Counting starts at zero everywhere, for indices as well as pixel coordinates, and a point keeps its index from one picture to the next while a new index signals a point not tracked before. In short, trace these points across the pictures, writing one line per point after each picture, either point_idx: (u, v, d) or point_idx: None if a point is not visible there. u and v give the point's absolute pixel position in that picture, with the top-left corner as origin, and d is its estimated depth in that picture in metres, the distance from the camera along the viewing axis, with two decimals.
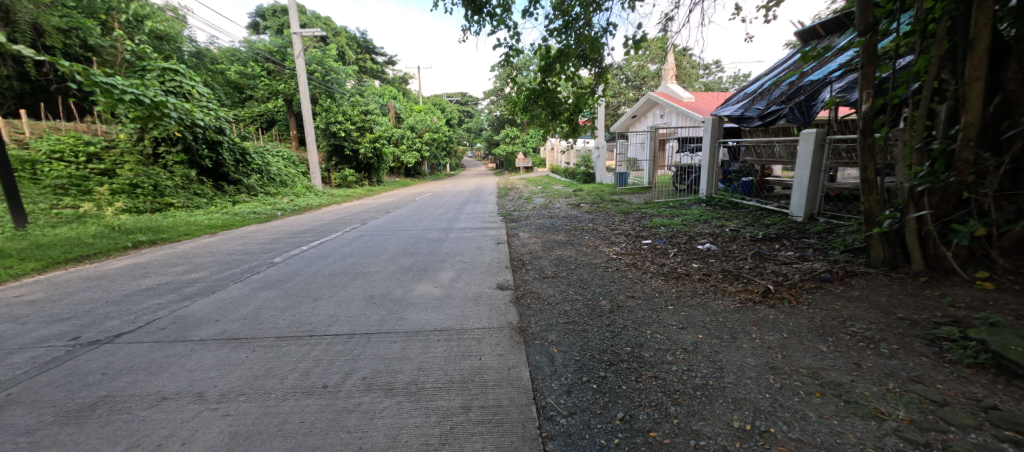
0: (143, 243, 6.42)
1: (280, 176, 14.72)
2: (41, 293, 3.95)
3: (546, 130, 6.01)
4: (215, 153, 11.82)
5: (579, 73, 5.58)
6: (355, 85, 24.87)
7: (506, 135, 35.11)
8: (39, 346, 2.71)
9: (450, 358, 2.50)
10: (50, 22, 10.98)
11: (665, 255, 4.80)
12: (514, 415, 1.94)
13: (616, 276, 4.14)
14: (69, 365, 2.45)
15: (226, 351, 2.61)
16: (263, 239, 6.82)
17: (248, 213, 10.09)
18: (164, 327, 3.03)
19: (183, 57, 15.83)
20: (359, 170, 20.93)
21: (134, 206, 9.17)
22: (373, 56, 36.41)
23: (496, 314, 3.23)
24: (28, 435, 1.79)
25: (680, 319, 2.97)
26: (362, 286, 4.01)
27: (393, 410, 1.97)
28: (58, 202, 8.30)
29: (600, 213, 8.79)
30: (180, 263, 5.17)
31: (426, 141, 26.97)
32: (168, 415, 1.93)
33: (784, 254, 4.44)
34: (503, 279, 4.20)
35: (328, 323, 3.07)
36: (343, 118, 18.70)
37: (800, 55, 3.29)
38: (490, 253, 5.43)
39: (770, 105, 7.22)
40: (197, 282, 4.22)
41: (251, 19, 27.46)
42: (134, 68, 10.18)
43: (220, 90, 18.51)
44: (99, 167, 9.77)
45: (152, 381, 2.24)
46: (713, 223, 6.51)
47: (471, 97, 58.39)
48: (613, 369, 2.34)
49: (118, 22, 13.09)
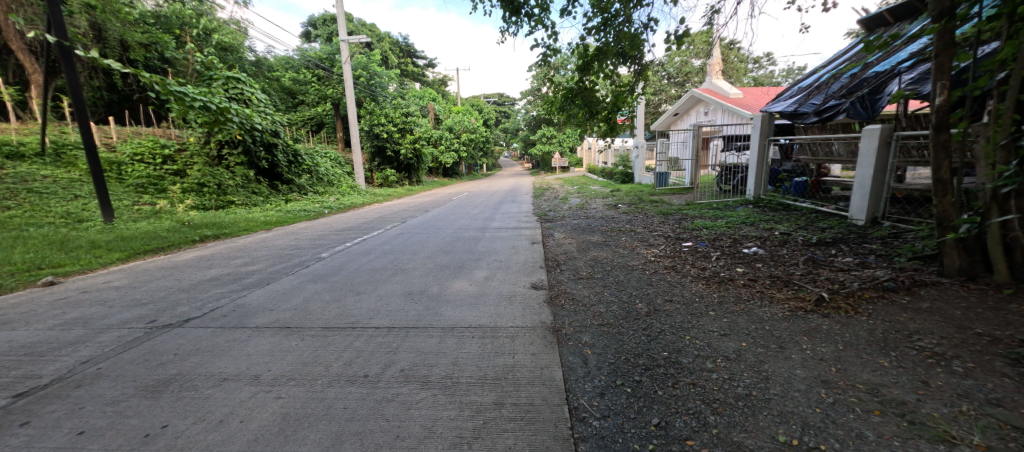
0: (208, 237, 6.99)
1: (327, 176, 15.53)
2: (124, 280, 4.44)
3: (582, 130, 6.00)
4: (271, 155, 12.67)
5: (617, 71, 5.47)
6: (398, 88, 25.79)
7: (543, 135, 35.31)
8: (124, 327, 3.05)
9: (485, 355, 2.55)
10: (134, 38, 12.44)
11: (706, 259, 4.62)
12: (546, 414, 1.95)
13: (654, 279, 4.03)
14: (148, 345, 2.74)
15: (279, 339, 2.80)
16: (311, 235, 7.25)
17: (298, 211, 10.73)
18: (225, 314, 3.30)
19: (244, 66, 17.12)
20: (399, 171, 21.64)
21: (201, 203, 9.99)
22: (415, 60, 37.59)
23: (530, 313, 3.25)
24: (113, 406, 2.01)
25: (722, 326, 2.84)
26: (401, 282, 4.16)
27: (428, 402, 2.04)
28: (139, 199, 9.21)
29: (638, 214, 8.55)
30: (239, 255, 5.61)
31: (463, 142, 27.51)
32: (229, 394, 2.11)
33: (840, 260, 4.13)
34: (537, 279, 4.20)
35: (369, 316, 3.22)
36: (385, 120, 19.54)
37: (863, 45, 2.97)
38: (525, 253, 5.41)
39: (829, 100, 6.75)
40: (254, 274, 4.55)
41: (304, 29, 29.32)
42: (203, 77, 11.17)
43: (275, 95, 19.93)
44: (172, 168, 10.79)
45: (215, 363, 2.46)
46: (761, 226, 6.18)
47: (508, 98, 58.85)
48: (648, 373, 2.29)
49: (190, 36, 14.29)
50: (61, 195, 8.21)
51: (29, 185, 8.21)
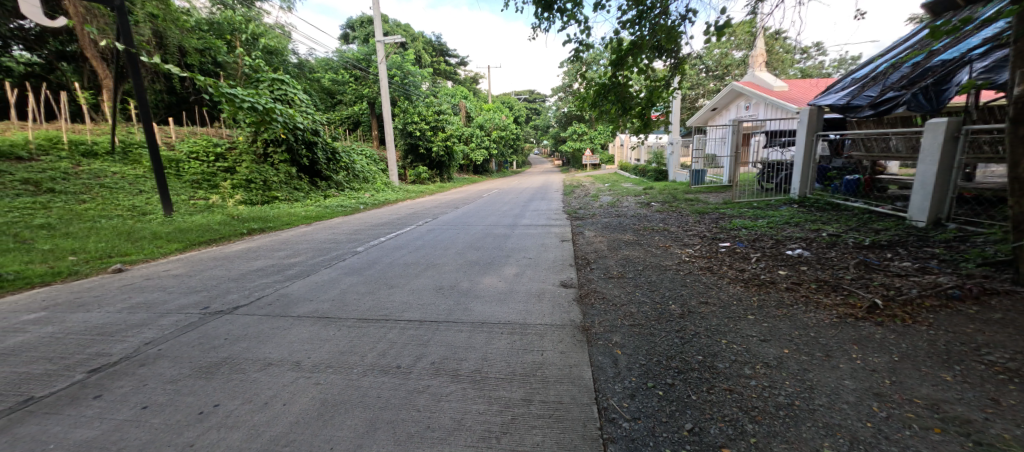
0: (255, 230, 7.42)
1: (363, 173, 16.06)
2: (182, 269, 4.79)
3: (615, 126, 5.94)
4: (312, 153, 13.23)
5: (652, 65, 5.30)
6: (431, 87, 26.26)
7: (574, 132, 35.02)
8: (181, 312, 3.30)
9: (513, 351, 2.56)
10: (190, 44, 13.37)
11: (745, 260, 4.42)
12: (575, 413, 1.94)
13: (688, 280, 3.91)
14: (202, 329, 2.95)
15: (318, 328, 2.94)
16: (348, 230, 7.54)
17: (336, 207, 11.17)
18: (269, 303, 3.50)
19: (288, 68, 17.97)
20: (432, 168, 22.06)
21: (249, 199, 10.60)
22: (446, 58, 38.10)
23: (559, 311, 3.23)
24: (172, 384, 2.19)
25: (762, 331, 2.72)
26: (433, 277, 4.25)
27: (458, 395, 2.08)
28: (194, 194, 9.90)
29: (672, 213, 8.31)
30: (282, 248, 5.92)
31: (494, 139, 27.67)
32: (273, 378, 2.24)
33: (896, 265, 3.84)
34: (567, 277, 4.17)
35: (402, 309, 3.31)
36: (418, 118, 19.94)
37: (929, 31, 2.74)
38: (555, 251, 5.39)
39: (886, 91, 6.27)
40: (295, 266, 4.79)
41: (342, 31, 30.42)
42: (251, 80, 11.86)
43: (315, 95, 20.81)
44: (223, 165, 11.51)
45: (261, 348, 2.61)
46: (807, 227, 5.84)
47: (538, 95, 58.62)
48: (681, 377, 2.22)
49: (240, 40, 15.16)
50: (128, 190, 8.97)
51: (102, 180, 9.02)
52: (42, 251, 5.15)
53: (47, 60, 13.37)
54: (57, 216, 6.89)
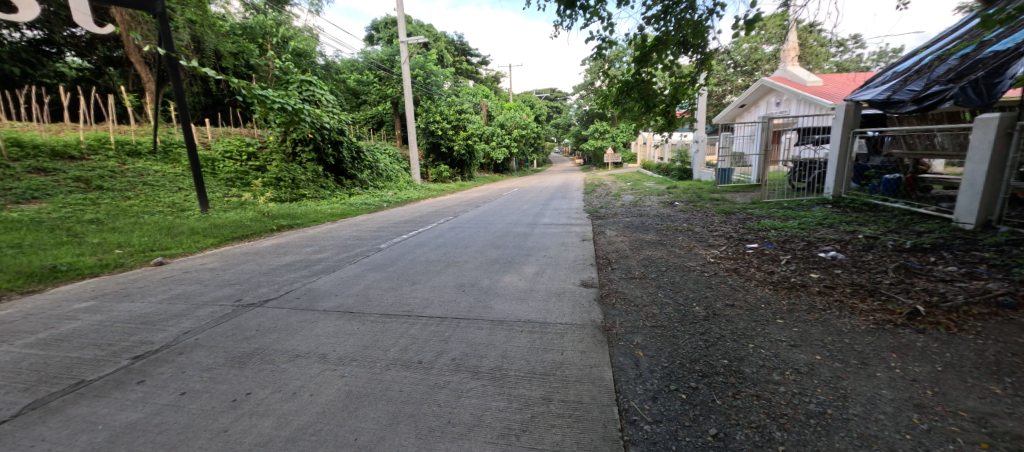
0: (284, 227, 7.68)
1: (386, 172, 16.36)
2: (216, 263, 5.01)
3: (638, 123, 5.87)
4: (338, 152, 13.58)
5: (677, 61, 5.18)
6: (453, 86, 26.48)
7: (595, 130, 34.68)
8: (215, 304, 3.45)
9: (533, 349, 2.56)
10: (225, 48, 13.94)
11: (774, 262, 4.27)
12: (595, 413, 1.92)
13: (713, 282, 3.81)
14: (235, 320, 3.08)
15: (343, 322, 3.02)
16: (372, 227, 7.71)
17: (360, 204, 11.43)
18: (297, 297, 3.62)
19: (315, 70, 18.49)
20: (453, 166, 22.27)
21: (278, 196, 10.98)
22: (468, 58, 38.32)
23: (579, 311, 3.21)
24: (207, 372, 2.29)
25: (792, 336, 2.62)
26: (454, 274, 4.30)
27: (478, 392, 2.10)
28: (228, 192, 10.33)
29: (697, 212, 8.11)
30: (309, 244, 6.11)
31: (514, 138, 27.69)
32: (300, 370, 2.32)
33: (940, 269, 3.62)
34: (588, 277, 4.14)
35: (423, 305, 3.36)
36: (440, 118, 20.15)
37: (979, 21, 2.57)
38: (575, 250, 5.35)
39: (931, 85, 5.92)
40: (322, 261, 4.94)
41: (367, 33, 31.08)
42: (281, 81, 12.27)
43: (341, 96, 21.35)
44: (255, 164, 11.96)
45: (289, 340, 2.71)
46: (842, 228, 5.59)
47: (560, 93, 58.24)
48: (706, 381, 2.17)
49: (271, 44, 15.70)
50: (168, 187, 9.44)
51: (145, 178, 9.54)
52: (92, 244, 5.49)
53: (96, 65, 14.22)
54: (105, 212, 7.33)
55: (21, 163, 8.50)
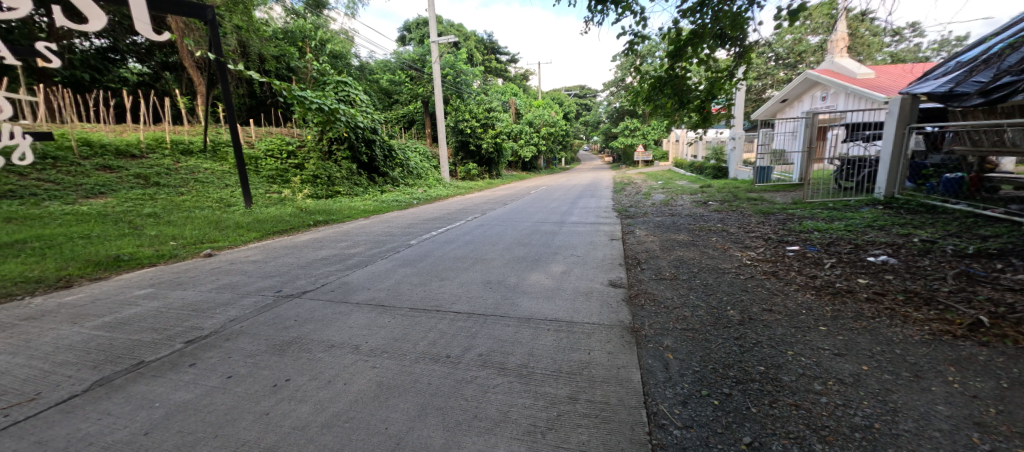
0: (320, 222, 8.01)
1: (417, 170, 16.70)
2: (258, 255, 5.29)
3: (671, 120, 5.72)
4: (371, 150, 13.99)
5: (714, 54, 5.00)
6: (482, 85, 26.65)
7: (625, 127, 34.00)
8: (258, 294, 3.65)
9: (560, 348, 2.56)
10: (267, 51, 14.64)
11: (817, 266, 4.05)
12: (623, 415, 1.90)
13: (749, 285, 3.66)
14: (275, 310, 3.25)
15: (375, 315, 3.12)
16: (402, 223, 7.91)
17: (392, 201, 11.73)
18: (332, 289, 3.77)
19: (351, 71, 19.09)
20: (481, 164, 22.44)
21: (315, 193, 11.46)
22: (497, 56, 38.46)
23: (607, 311, 3.17)
24: (251, 358, 2.43)
25: (836, 344, 2.48)
26: (481, 271, 4.34)
27: (505, 388, 2.11)
28: (270, 188, 10.88)
29: (732, 212, 7.80)
30: (343, 239, 6.34)
31: (543, 136, 27.60)
32: (335, 359, 2.41)
33: (1009, 277, 3.32)
34: (616, 277, 4.07)
35: (451, 301, 3.42)
36: (469, 116, 20.36)
37: None
38: (603, 250, 5.27)
39: (1001, 76, 5.46)
40: (355, 256, 5.12)
41: (400, 34, 31.81)
42: (319, 83, 12.77)
43: (374, 95, 21.96)
44: (294, 162, 12.51)
45: (325, 331, 2.83)
46: (893, 231, 5.22)
47: (589, 90, 57.47)
48: (740, 387, 2.09)
49: (310, 47, 16.36)
50: (217, 184, 10.06)
51: (196, 175, 10.19)
52: (150, 236, 5.93)
53: (153, 70, 15.32)
54: (161, 206, 7.90)
55: (90, 161, 9.27)
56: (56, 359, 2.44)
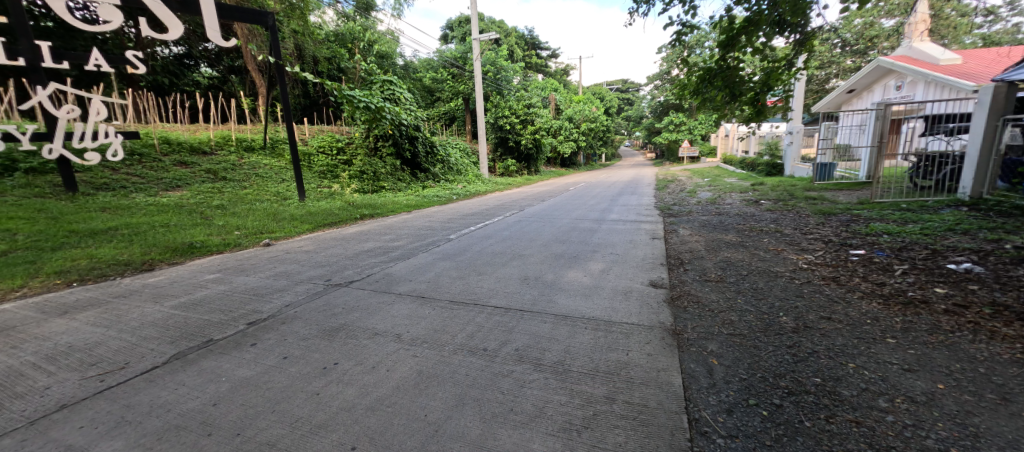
0: (366, 216, 8.39)
1: (457, 166, 17.00)
2: (310, 246, 5.63)
3: (721, 114, 5.43)
4: (413, 147, 14.41)
5: (771, 43, 4.68)
6: (522, 81, 26.61)
7: (670, 122, 32.70)
8: (310, 282, 3.88)
9: (597, 347, 2.52)
10: (320, 53, 15.42)
11: (886, 272, 3.70)
12: (662, 419, 1.84)
13: (805, 290, 3.42)
14: (325, 297, 3.45)
15: (416, 306, 3.23)
16: (443, 218, 8.11)
17: (433, 197, 12.03)
18: (376, 280, 3.94)
19: (396, 70, 19.72)
20: (520, 160, 22.47)
21: (362, 188, 11.98)
22: (538, 51, 38.25)
23: (647, 312, 3.08)
24: (303, 341, 2.60)
25: (906, 359, 2.26)
26: (519, 267, 4.36)
27: (541, 384, 2.12)
28: (321, 183, 11.51)
29: (788, 212, 7.30)
30: (387, 232, 6.59)
31: (582, 131, 27.19)
32: (378, 347, 2.52)
33: None
34: (657, 277, 3.95)
35: (489, 295, 3.47)
36: (509, 112, 20.42)
37: None
38: (645, 249, 5.12)
39: None
40: (398, 249, 5.31)
41: (443, 32, 32.44)
42: (366, 82, 13.29)
43: (418, 94, 22.59)
44: (343, 158, 13.14)
45: (369, 319, 2.97)
46: (980, 236, 4.67)
47: (632, 84, 55.76)
48: (793, 399, 1.96)
49: (359, 48, 17.07)
50: (275, 179, 10.78)
51: (257, 170, 10.98)
52: (218, 226, 6.47)
53: (222, 74, 16.65)
54: (227, 199, 8.60)
55: (169, 157, 10.23)
56: (141, 334, 2.73)
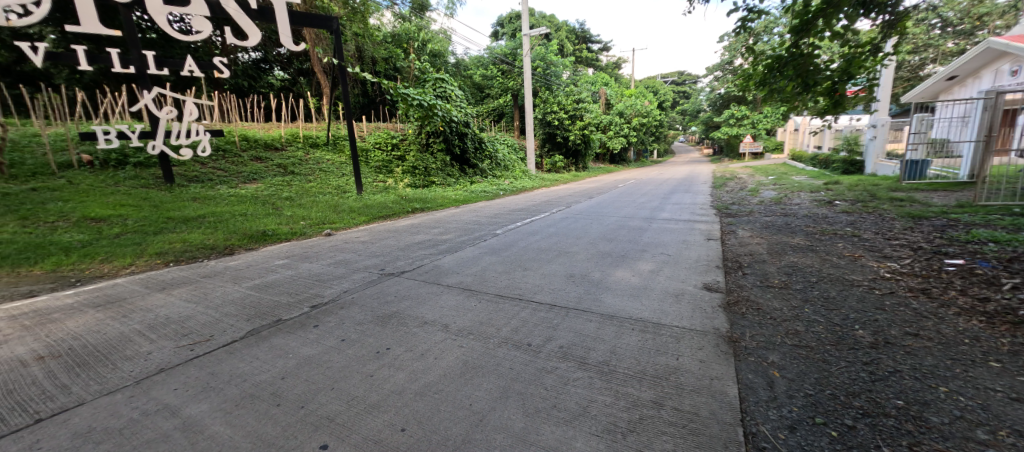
0: (417, 209, 8.72)
1: (504, 161, 17.12)
2: (366, 237, 5.96)
3: (791, 106, 5.01)
4: (462, 143, 14.74)
5: (854, 26, 4.23)
6: (572, 75, 26.19)
7: (730, 116, 30.66)
8: (366, 270, 4.11)
9: (645, 350, 2.44)
10: (378, 53, 16.14)
11: (990, 286, 3.23)
12: (714, 429, 1.74)
13: (886, 302, 3.07)
14: (379, 286, 3.63)
15: (463, 298, 3.32)
16: (490, 213, 8.23)
17: (480, 192, 12.22)
18: (426, 271, 4.09)
19: (448, 68, 20.20)
20: (568, 156, 22.18)
21: (414, 183, 12.43)
22: (589, 45, 37.45)
23: (700, 316, 2.92)
24: (358, 326, 2.76)
25: (1014, 386, 1.96)
26: (564, 264, 4.32)
27: (585, 383, 2.09)
28: (377, 178, 12.10)
29: (867, 215, 6.59)
30: (436, 226, 6.81)
31: (633, 127, 26.34)
32: (427, 335, 2.61)
33: None
34: (712, 279, 3.74)
35: (534, 291, 3.47)
36: (557, 108, 20.23)
37: None
38: (699, 250, 4.86)
39: None
40: (447, 242, 5.47)
41: (494, 29, 32.75)
42: (421, 80, 13.73)
43: (468, 90, 23.01)
44: (397, 154, 13.72)
45: (419, 308, 3.09)
46: None
47: (689, 76, 52.82)
48: (867, 421, 1.77)
49: (414, 47, 17.69)
50: (336, 173, 11.49)
51: (321, 166, 11.77)
52: (287, 216, 7.04)
53: (292, 76, 18.01)
54: (294, 192, 9.30)
55: (246, 153, 11.25)
56: (222, 310, 3.05)
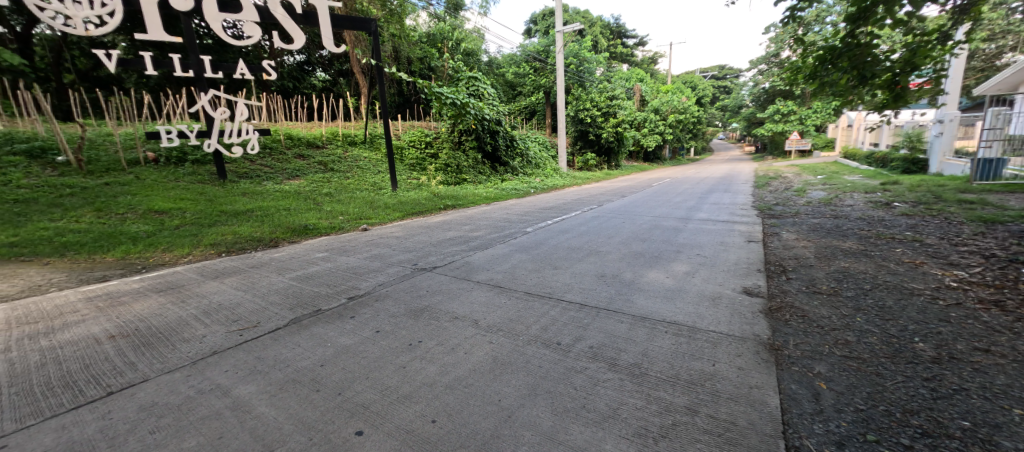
0: (449, 206, 8.86)
1: (536, 159, 17.06)
2: (400, 232, 6.12)
3: (845, 100, 4.69)
4: (494, 140, 14.83)
5: (919, 12, 3.90)
6: (605, 72, 25.71)
7: (775, 111, 29.03)
8: (399, 265, 4.23)
9: (680, 354, 2.36)
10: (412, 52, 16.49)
11: None
12: (753, 440, 1.67)
13: (952, 314, 2.81)
14: (411, 280, 3.72)
15: (493, 295, 3.34)
16: (520, 211, 8.23)
17: (511, 190, 12.25)
18: (457, 267, 4.15)
19: (481, 66, 20.35)
20: (601, 154, 21.80)
21: (447, 180, 12.63)
22: (624, 41, 36.62)
23: (739, 322, 2.80)
24: (392, 318, 2.84)
25: None
26: (595, 263, 4.26)
27: (616, 385, 2.05)
28: (411, 175, 12.38)
29: (930, 218, 6.06)
30: (467, 223, 6.89)
31: (669, 124, 25.59)
32: (457, 330, 2.65)
33: None
34: (752, 284, 3.57)
35: (564, 290, 3.44)
36: (590, 105, 19.92)
37: None
38: (738, 252, 4.64)
39: None
40: (477, 239, 5.52)
41: (527, 27, 32.68)
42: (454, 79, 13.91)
43: (500, 88, 23.09)
44: (430, 151, 13.99)
45: (450, 303, 3.14)
46: None
47: (731, 70, 50.48)
48: (928, 441, 1.63)
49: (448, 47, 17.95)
50: (372, 171, 11.85)
51: (358, 163, 12.18)
52: (326, 211, 7.35)
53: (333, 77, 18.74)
54: (333, 188, 9.69)
55: (291, 151, 11.83)
56: (268, 299, 3.23)
